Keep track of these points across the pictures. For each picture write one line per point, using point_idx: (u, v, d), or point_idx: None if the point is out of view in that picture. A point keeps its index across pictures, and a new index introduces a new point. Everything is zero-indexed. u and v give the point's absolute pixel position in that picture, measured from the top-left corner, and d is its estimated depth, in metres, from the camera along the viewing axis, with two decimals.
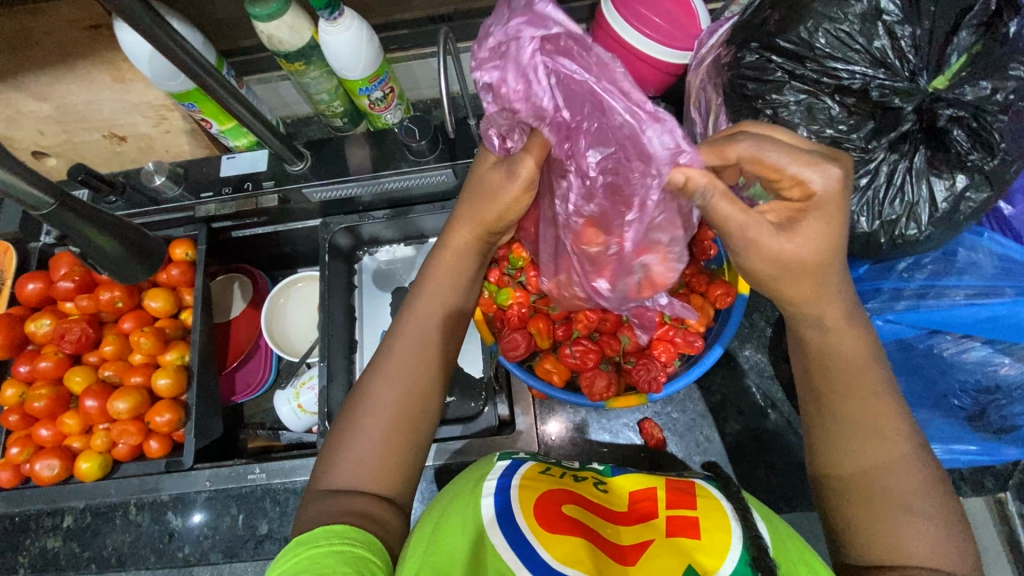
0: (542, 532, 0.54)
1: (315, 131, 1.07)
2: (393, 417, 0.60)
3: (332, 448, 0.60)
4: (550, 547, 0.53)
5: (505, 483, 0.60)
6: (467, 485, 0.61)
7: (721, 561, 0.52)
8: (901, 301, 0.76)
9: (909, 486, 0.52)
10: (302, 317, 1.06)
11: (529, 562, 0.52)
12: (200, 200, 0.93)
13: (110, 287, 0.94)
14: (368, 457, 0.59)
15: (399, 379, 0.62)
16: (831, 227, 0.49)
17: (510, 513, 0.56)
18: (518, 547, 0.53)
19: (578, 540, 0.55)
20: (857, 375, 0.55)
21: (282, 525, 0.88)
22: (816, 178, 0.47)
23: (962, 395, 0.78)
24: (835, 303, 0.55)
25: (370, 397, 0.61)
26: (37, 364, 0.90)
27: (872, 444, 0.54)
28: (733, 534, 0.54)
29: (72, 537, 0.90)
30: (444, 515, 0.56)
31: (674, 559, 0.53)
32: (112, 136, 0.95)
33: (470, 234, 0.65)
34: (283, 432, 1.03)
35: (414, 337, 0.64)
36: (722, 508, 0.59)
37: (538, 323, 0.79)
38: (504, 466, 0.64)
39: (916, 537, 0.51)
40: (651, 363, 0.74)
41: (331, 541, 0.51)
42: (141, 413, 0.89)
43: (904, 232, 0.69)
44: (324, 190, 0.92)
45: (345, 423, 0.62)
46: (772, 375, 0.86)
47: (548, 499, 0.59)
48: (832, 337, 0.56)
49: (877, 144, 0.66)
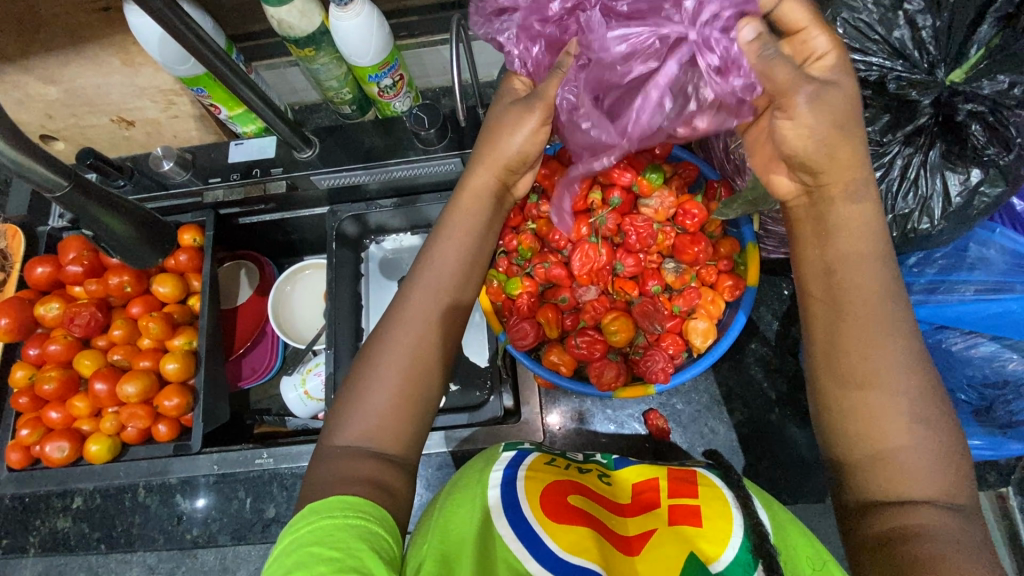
0: (548, 523, 0.55)
1: (323, 118, 1.06)
2: (410, 367, 0.60)
3: (345, 407, 0.60)
4: (557, 537, 0.54)
5: (511, 474, 0.61)
6: (474, 474, 0.62)
7: (724, 547, 0.53)
8: (910, 296, 0.76)
9: (916, 430, 0.51)
10: (309, 306, 1.07)
11: (536, 552, 0.53)
12: (208, 186, 0.94)
13: (119, 271, 0.94)
14: (378, 411, 0.59)
15: (414, 325, 0.62)
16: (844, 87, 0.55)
17: (517, 503, 0.56)
18: (524, 537, 0.54)
19: (585, 530, 0.55)
20: (880, 368, 0.53)
21: (290, 509, 0.89)
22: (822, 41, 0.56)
23: (968, 389, 0.76)
24: (845, 215, 0.56)
25: (388, 342, 0.61)
26: (47, 348, 0.91)
27: (881, 387, 0.52)
28: (733, 521, 0.55)
29: (82, 518, 0.92)
30: (451, 505, 0.57)
31: (677, 547, 0.54)
32: (120, 121, 0.96)
33: (492, 177, 0.67)
34: (288, 419, 1.03)
35: (430, 288, 0.63)
36: (723, 496, 0.59)
37: (547, 313, 0.77)
38: (510, 457, 0.64)
39: (922, 482, 0.50)
40: (658, 353, 0.72)
41: (346, 514, 0.51)
42: (149, 397, 0.90)
43: (917, 226, 0.68)
44: (331, 178, 0.92)
45: (357, 380, 0.61)
46: (778, 369, 0.87)
47: (554, 489, 0.60)
48: (840, 278, 0.55)
49: (891, 137, 0.65)
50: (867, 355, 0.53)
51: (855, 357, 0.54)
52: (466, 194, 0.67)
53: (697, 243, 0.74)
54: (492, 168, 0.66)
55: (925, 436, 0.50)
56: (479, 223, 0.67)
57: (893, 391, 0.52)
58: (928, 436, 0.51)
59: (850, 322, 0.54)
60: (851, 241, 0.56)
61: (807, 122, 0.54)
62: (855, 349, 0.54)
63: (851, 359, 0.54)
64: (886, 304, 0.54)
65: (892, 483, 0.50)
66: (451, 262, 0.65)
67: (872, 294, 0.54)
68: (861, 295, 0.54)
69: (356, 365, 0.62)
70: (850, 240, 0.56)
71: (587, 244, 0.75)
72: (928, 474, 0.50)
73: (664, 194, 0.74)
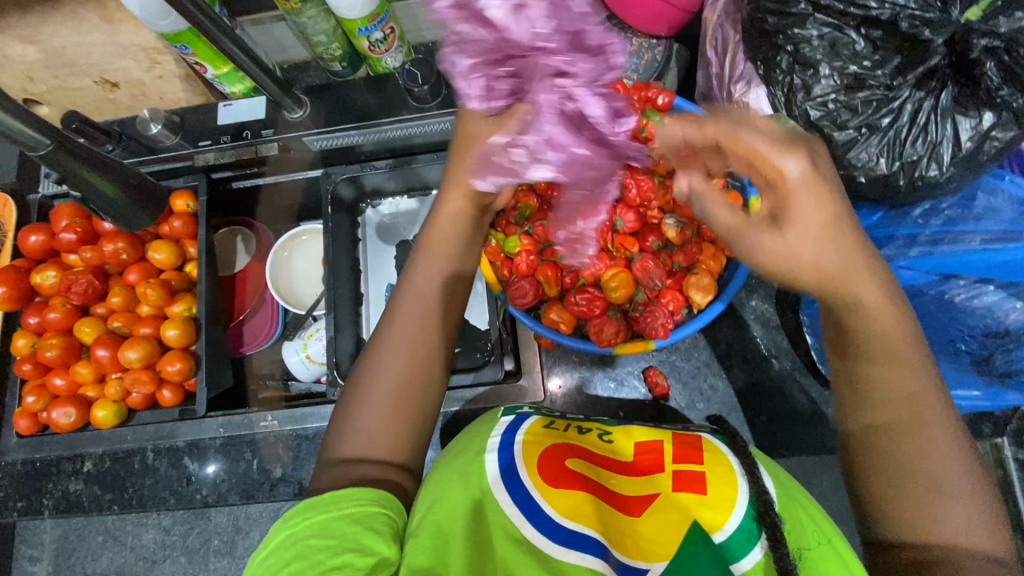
0: (545, 487, 0.56)
1: (314, 78, 1.02)
2: (400, 384, 0.60)
3: (339, 424, 0.60)
4: (554, 501, 0.55)
5: (508, 439, 0.61)
6: (473, 439, 0.62)
7: (729, 515, 0.54)
8: (915, 247, 0.74)
9: (954, 478, 0.51)
10: (307, 272, 1.06)
11: (532, 517, 0.54)
12: (198, 148, 0.91)
13: (113, 238, 0.92)
14: (374, 425, 0.59)
15: (401, 343, 0.62)
16: (820, 205, 0.49)
17: (514, 469, 0.57)
18: (521, 502, 0.55)
19: (583, 495, 0.56)
20: (922, 432, 0.51)
21: (296, 469, 0.91)
22: (792, 165, 0.49)
23: (969, 340, 0.76)
24: (871, 288, 0.53)
25: (374, 359, 0.61)
26: (47, 316, 0.91)
27: (914, 442, 0.52)
28: (739, 489, 0.55)
29: (94, 481, 0.93)
30: (448, 471, 0.58)
31: (679, 513, 0.55)
32: (103, 82, 0.93)
33: (463, 198, 0.66)
34: (292, 383, 1.07)
35: (413, 303, 0.63)
36: (728, 464, 0.59)
37: (547, 271, 0.76)
38: (508, 422, 0.64)
39: (960, 529, 0.49)
40: (657, 309, 0.72)
41: (339, 503, 0.53)
42: (152, 362, 0.90)
43: (924, 174, 0.66)
44: (324, 139, 0.90)
45: (349, 397, 0.61)
46: (778, 325, 0.86)
47: (553, 453, 0.59)
48: (896, 338, 0.53)
49: (902, 80, 0.62)
50: (915, 404, 0.52)
51: (889, 416, 0.53)
52: (440, 213, 0.66)
53: (698, 196, 0.73)
54: (463, 189, 0.66)
55: (966, 490, 0.50)
56: (456, 239, 0.66)
57: (937, 448, 0.51)
58: (966, 484, 0.50)
59: (898, 382, 0.52)
60: (886, 320, 0.53)
61: (792, 242, 0.50)
62: (892, 408, 0.52)
63: (886, 418, 0.53)
64: (925, 365, 0.53)
65: (929, 532, 0.50)
66: (431, 277, 0.64)
67: (907, 356, 0.53)
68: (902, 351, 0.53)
69: (345, 385, 0.63)
70: (877, 327, 0.53)
71: (588, 198, 0.73)
72: (967, 526, 0.50)
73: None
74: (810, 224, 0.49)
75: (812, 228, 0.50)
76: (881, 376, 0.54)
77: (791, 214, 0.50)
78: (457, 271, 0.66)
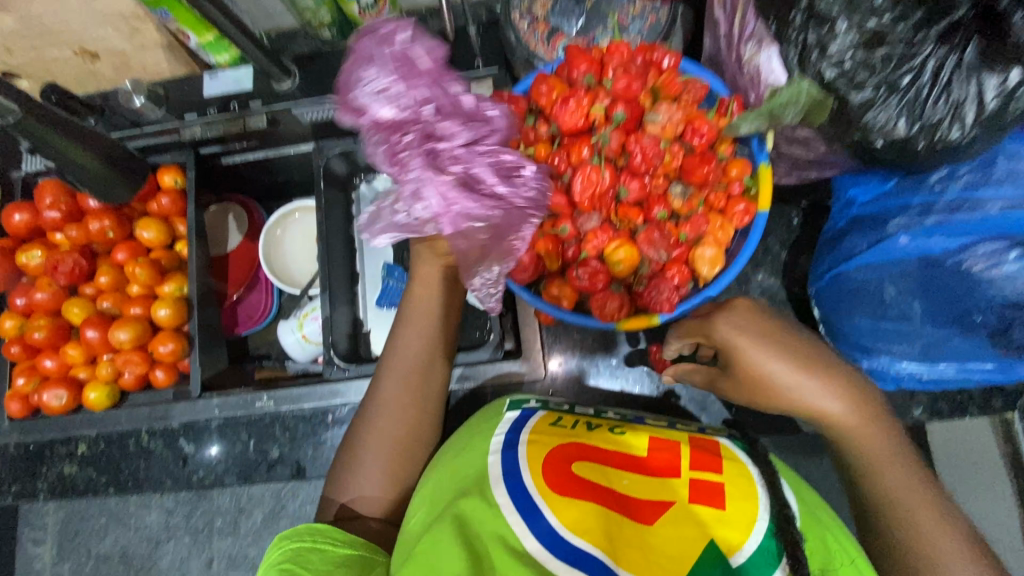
0: (549, 494, 0.51)
1: (302, 46, 0.91)
2: (394, 450, 0.66)
3: (339, 475, 0.67)
4: (558, 512, 0.50)
5: (514, 438, 0.58)
6: (480, 438, 0.60)
7: (749, 535, 0.50)
8: (931, 216, 0.66)
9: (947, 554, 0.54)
10: (302, 249, 1.03)
11: (534, 526, 0.50)
12: (184, 122, 0.87)
13: (98, 215, 0.89)
14: (371, 487, 0.65)
15: (393, 411, 0.67)
16: (757, 328, 0.62)
17: (517, 471, 0.53)
18: (523, 510, 0.51)
19: (589, 504, 0.51)
20: (920, 510, 0.56)
21: (294, 449, 0.90)
22: (725, 318, 0.64)
23: (987, 312, 0.65)
24: (860, 416, 0.60)
25: (370, 426, 0.66)
26: (34, 296, 0.89)
27: (904, 522, 0.56)
28: (760, 504, 0.52)
29: (88, 463, 0.93)
30: (452, 482, 0.56)
31: (693, 530, 0.50)
32: (83, 53, 0.88)
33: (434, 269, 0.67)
34: (288, 362, 1.03)
35: (401, 371, 0.67)
36: (749, 474, 0.56)
37: (546, 243, 0.71)
38: (515, 418, 0.62)
39: None
40: (662, 283, 0.69)
41: (316, 538, 0.58)
42: (144, 343, 0.88)
43: (945, 136, 0.59)
44: (314, 111, 0.87)
45: (348, 457, 0.67)
46: (784, 300, 0.84)
47: (559, 456, 0.55)
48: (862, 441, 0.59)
49: (924, 35, 0.55)
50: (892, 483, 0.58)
51: (895, 519, 0.56)
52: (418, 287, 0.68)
53: (707, 162, 0.69)
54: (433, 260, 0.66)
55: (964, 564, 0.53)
56: (435, 310, 0.68)
57: (935, 533, 0.55)
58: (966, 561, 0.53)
59: (892, 492, 0.57)
60: (866, 433, 0.60)
61: (775, 377, 0.61)
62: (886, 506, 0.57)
63: (880, 515, 0.58)
64: (897, 452, 0.59)
65: None
66: (414, 347, 0.68)
67: (891, 453, 0.59)
68: (885, 454, 0.59)
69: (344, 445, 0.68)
70: (868, 442, 0.59)
71: (590, 166, 0.68)
72: None
73: (673, 108, 0.68)
74: (772, 364, 0.60)
75: (779, 366, 0.60)
76: (870, 470, 0.59)
77: (730, 359, 0.64)
78: (439, 341, 0.69)
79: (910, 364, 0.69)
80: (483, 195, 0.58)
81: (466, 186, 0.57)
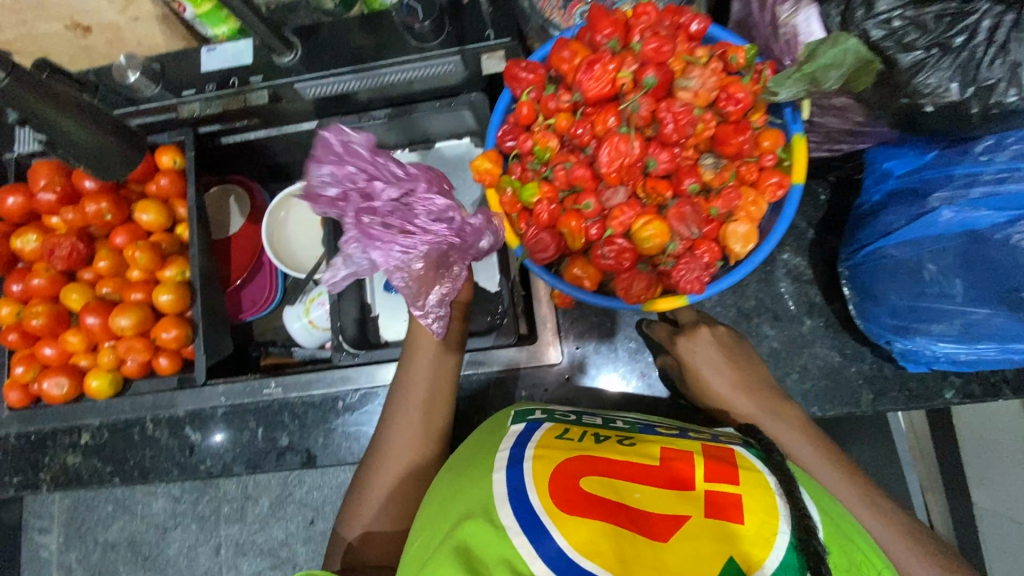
0: (557, 513, 0.45)
1: (302, 19, 0.87)
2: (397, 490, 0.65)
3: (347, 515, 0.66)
4: (567, 531, 0.44)
5: (518, 453, 0.51)
6: (481, 456, 0.54)
7: (770, 551, 0.42)
8: (976, 188, 0.63)
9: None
10: (304, 232, 1.00)
11: (540, 549, 0.43)
12: (182, 98, 0.82)
13: (95, 197, 0.85)
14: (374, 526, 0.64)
15: (396, 449, 0.66)
16: (715, 362, 0.72)
17: (522, 488, 0.47)
18: (529, 531, 0.44)
19: (599, 523, 0.44)
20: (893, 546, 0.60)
21: (304, 437, 0.87)
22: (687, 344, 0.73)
23: None
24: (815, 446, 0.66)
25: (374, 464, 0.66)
26: (30, 282, 0.86)
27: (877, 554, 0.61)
28: (783, 517, 0.44)
29: (92, 453, 0.90)
30: (449, 508, 0.49)
31: (713, 546, 0.42)
32: (75, 27, 0.84)
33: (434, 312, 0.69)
34: (295, 348, 1.00)
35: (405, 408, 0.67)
36: (766, 482, 0.47)
37: (570, 221, 0.67)
38: (519, 432, 0.56)
39: None
40: (694, 261, 0.65)
41: None
42: (146, 329, 0.85)
43: (1002, 100, 0.55)
44: (317, 85, 0.82)
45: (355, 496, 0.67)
46: (811, 280, 0.81)
47: (566, 469, 0.49)
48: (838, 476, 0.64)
49: None
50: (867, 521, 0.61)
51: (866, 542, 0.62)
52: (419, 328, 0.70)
53: (741, 132, 0.65)
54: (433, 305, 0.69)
55: None
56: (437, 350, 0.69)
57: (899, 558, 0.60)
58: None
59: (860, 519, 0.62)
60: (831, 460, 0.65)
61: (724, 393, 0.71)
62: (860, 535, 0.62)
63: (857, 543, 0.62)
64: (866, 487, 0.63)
65: None
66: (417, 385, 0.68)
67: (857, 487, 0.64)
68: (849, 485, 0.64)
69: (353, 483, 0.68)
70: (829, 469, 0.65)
71: (617, 135, 0.65)
72: None
73: (706, 73, 0.65)
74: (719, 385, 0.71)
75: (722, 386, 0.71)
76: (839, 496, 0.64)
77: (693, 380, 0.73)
78: (442, 380, 0.69)
79: (947, 344, 0.67)
80: (383, 239, 0.64)
81: (367, 233, 0.64)
